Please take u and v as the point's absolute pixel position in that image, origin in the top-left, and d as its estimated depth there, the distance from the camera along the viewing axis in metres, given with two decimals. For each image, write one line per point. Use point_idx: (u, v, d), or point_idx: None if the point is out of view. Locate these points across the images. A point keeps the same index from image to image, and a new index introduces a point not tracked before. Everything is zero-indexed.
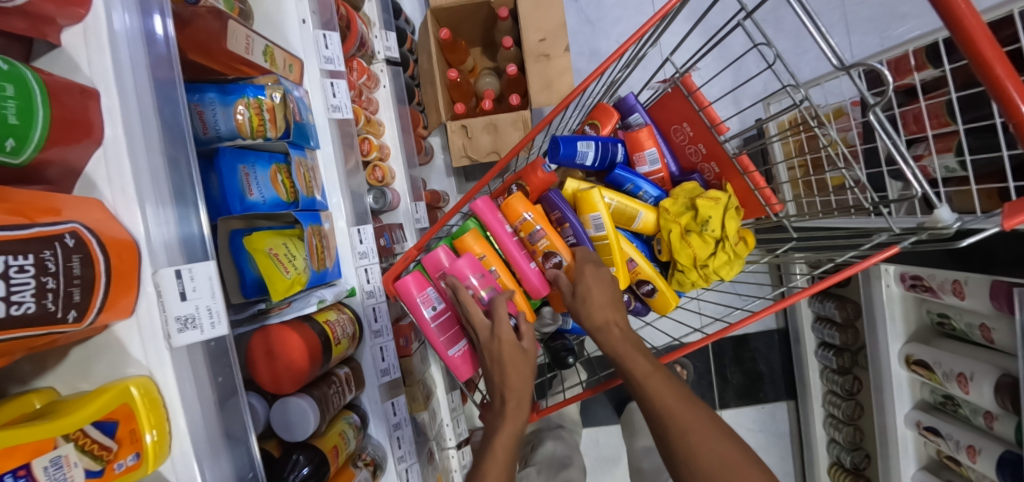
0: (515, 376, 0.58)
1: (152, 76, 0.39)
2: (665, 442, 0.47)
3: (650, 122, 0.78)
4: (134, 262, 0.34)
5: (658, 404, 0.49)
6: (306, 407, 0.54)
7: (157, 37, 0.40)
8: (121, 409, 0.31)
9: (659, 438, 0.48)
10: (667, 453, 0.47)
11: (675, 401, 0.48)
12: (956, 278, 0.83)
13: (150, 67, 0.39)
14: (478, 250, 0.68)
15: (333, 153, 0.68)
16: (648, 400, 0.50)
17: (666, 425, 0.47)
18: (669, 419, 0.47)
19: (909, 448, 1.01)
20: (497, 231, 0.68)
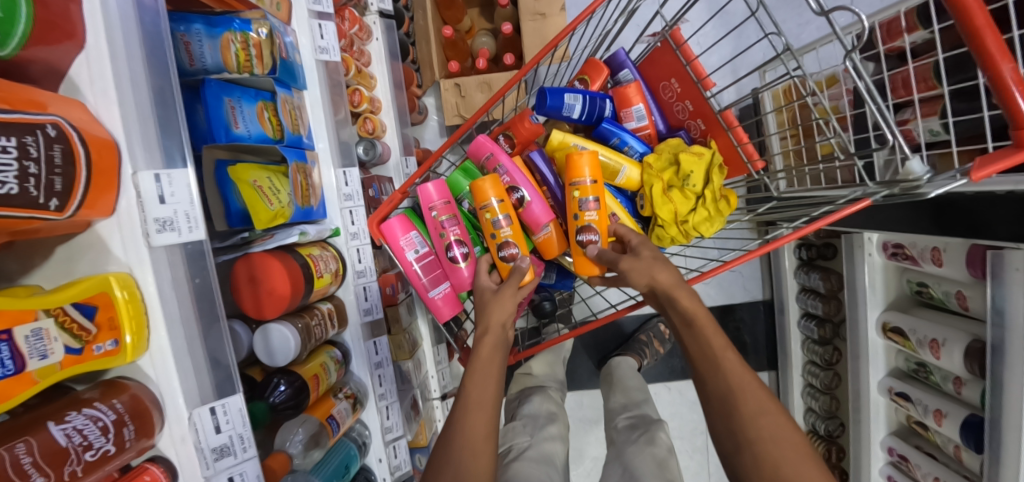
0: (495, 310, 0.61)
1: None
2: (731, 415, 0.47)
3: (639, 78, 0.78)
4: (115, 163, 0.35)
5: (732, 379, 0.49)
6: (287, 335, 0.56)
7: None
8: (100, 297, 0.33)
9: (723, 411, 0.48)
10: (728, 426, 0.47)
11: (750, 381, 0.49)
12: (936, 246, 0.84)
13: None
14: (491, 194, 0.68)
15: (320, 95, 0.69)
16: (719, 372, 0.50)
17: (738, 401, 0.47)
18: (739, 396, 0.47)
19: (881, 414, 1.04)
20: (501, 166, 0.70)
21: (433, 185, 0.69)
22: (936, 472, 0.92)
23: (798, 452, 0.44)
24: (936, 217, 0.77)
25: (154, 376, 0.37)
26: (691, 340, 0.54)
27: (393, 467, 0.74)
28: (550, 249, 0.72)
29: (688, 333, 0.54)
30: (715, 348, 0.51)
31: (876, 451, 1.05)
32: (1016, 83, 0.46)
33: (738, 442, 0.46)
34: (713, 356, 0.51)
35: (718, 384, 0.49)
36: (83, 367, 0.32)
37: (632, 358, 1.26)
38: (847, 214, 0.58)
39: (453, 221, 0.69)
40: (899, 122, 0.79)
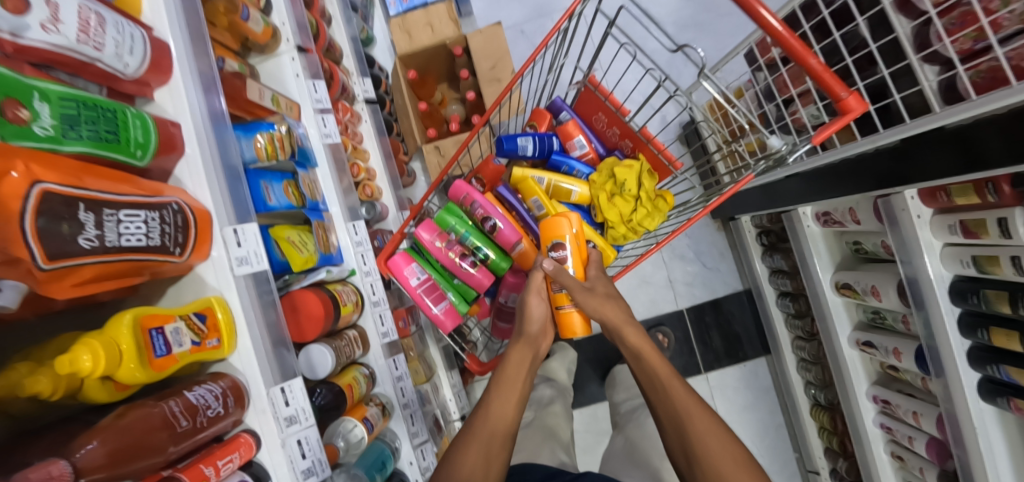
0: (515, 353, 0.73)
1: (211, 108, 0.61)
2: (683, 438, 0.60)
3: (575, 116, 0.98)
4: (209, 223, 0.53)
5: (680, 406, 0.62)
6: (324, 351, 0.71)
7: (217, 104, 0.62)
8: (208, 309, 0.50)
9: (678, 432, 0.61)
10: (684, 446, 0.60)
11: (697, 409, 0.61)
12: (852, 207, 0.99)
13: (210, 103, 0.61)
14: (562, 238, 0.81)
15: (328, 170, 0.88)
16: (670, 402, 0.63)
17: (686, 423, 0.60)
18: (690, 423, 0.60)
19: (859, 367, 1.13)
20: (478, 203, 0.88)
21: (423, 226, 0.89)
22: (910, 407, 1.01)
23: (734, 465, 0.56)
24: (851, 172, 0.86)
25: (241, 367, 0.53)
26: (642, 373, 0.67)
27: (423, 468, 0.85)
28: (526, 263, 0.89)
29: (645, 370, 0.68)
30: (663, 379, 0.64)
31: (865, 402, 1.13)
32: (824, 71, 0.64)
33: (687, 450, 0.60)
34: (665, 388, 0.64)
35: (669, 411, 0.63)
36: (201, 355, 0.47)
37: None
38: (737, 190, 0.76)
39: (451, 243, 0.89)
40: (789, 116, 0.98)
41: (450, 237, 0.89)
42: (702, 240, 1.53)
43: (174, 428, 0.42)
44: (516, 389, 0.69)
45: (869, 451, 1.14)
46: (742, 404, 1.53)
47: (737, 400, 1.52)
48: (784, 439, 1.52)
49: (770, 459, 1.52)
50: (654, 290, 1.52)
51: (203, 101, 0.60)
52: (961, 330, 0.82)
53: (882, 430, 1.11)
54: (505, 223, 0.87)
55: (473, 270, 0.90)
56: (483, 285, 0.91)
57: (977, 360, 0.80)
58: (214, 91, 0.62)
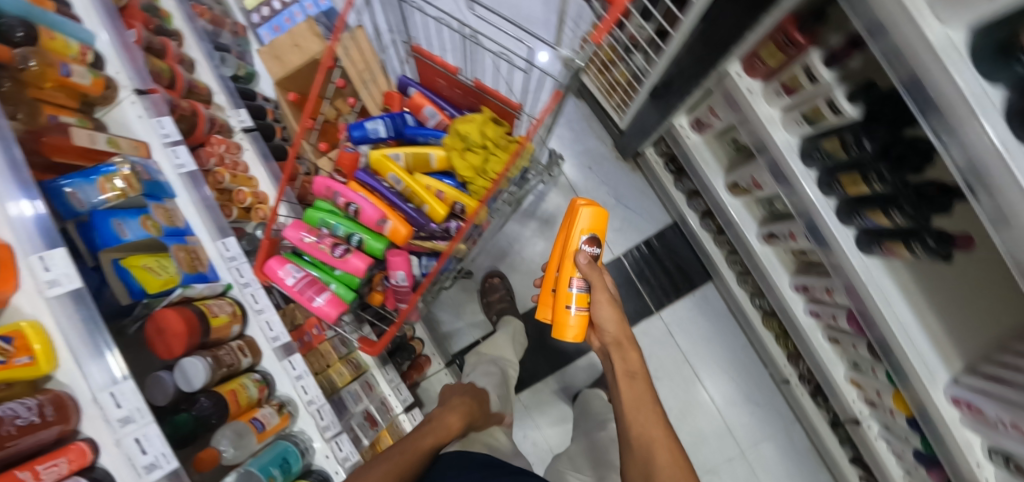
0: (448, 420, 0.89)
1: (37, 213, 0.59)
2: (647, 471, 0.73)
3: (421, 88, 0.99)
4: (9, 255, 0.55)
5: (649, 434, 0.77)
6: (194, 362, 0.74)
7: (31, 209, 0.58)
8: (13, 331, 0.53)
9: (643, 462, 0.75)
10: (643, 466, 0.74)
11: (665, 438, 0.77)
12: (710, 104, 0.99)
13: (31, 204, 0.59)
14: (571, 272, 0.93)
15: (188, 196, 0.92)
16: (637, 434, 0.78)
17: (655, 453, 0.75)
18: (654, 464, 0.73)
19: (776, 262, 1.13)
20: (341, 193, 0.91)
21: (289, 227, 0.91)
22: (821, 284, 1.00)
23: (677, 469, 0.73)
24: (694, 59, 0.83)
25: (68, 381, 0.57)
26: (629, 390, 0.82)
27: (342, 459, 0.85)
28: (399, 239, 0.92)
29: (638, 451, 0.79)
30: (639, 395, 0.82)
31: (790, 295, 1.12)
32: None
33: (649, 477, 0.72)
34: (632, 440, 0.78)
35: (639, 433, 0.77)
36: (7, 372, 0.51)
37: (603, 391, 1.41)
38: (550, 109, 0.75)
39: (321, 235, 0.91)
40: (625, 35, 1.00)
41: (321, 231, 0.92)
42: (620, 184, 1.54)
43: None
44: (407, 458, 0.78)
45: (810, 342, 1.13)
46: (702, 333, 1.52)
47: (696, 331, 1.51)
48: (752, 358, 1.51)
49: (744, 380, 1.51)
50: None
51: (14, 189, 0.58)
52: (823, 191, 0.81)
53: (814, 317, 1.09)
54: (368, 206, 0.90)
55: (348, 257, 0.91)
56: (362, 270, 0.91)
57: (844, 213, 0.79)
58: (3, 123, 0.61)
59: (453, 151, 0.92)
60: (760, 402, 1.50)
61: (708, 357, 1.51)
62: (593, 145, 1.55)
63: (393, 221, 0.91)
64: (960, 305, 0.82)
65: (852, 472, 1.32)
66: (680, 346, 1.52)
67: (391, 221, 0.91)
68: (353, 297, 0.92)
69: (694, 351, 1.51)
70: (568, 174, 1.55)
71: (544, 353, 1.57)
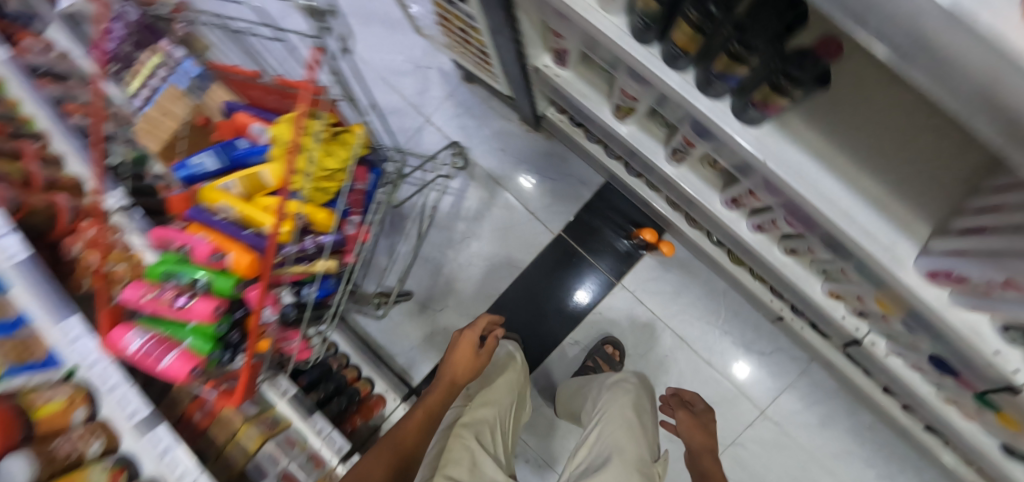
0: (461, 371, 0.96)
1: None
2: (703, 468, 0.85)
3: (242, 108, 0.92)
4: None
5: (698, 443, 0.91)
6: (21, 461, 0.67)
7: None
8: None
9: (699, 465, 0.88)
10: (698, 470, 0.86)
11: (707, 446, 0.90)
12: (550, 30, 0.87)
13: None
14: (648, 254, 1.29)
15: (25, 284, 0.84)
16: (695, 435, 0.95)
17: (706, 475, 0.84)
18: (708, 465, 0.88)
19: (695, 181, 0.94)
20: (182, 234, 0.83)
21: (127, 288, 0.82)
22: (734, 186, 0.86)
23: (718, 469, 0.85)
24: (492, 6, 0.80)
25: None
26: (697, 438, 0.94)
27: None
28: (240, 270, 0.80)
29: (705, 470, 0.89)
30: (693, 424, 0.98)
31: (724, 212, 0.94)
32: None
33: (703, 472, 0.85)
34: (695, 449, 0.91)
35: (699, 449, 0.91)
36: None
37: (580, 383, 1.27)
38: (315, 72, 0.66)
39: (161, 288, 0.82)
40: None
41: (160, 284, 0.82)
42: (536, 156, 1.41)
43: None
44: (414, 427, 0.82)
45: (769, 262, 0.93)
46: (675, 291, 1.34)
47: (666, 289, 1.34)
48: (741, 302, 1.32)
49: (738, 328, 1.32)
50: (519, 230, 1.40)
51: None
52: (672, 65, 0.66)
53: (759, 232, 0.91)
54: (202, 244, 0.81)
55: (197, 302, 0.80)
56: (209, 314, 0.80)
57: (705, 85, 0.64)
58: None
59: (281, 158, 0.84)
60: (763, 347, 1.30)
61: (687, 314, 1.33)
62: (499, 125, 1.44)
63: (233, 247, 0.81)
64: (854, 131, 0.61)
65: (888, 405, 1.10)
66: (653, 310, 1.35)
67: (230, 249, 0.81)
68: (205, 348, 0.81)
69: (670, 312, 1.34)
70: (483, 162, 1.43)
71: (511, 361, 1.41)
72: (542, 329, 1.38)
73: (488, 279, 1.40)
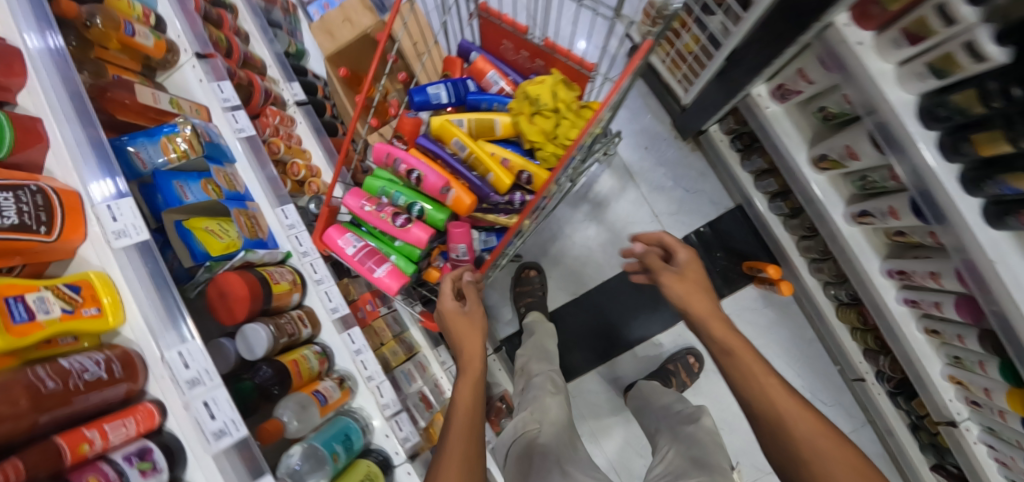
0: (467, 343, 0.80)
1: (139, 246, 0.55)
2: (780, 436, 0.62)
3: (483, 52, 0.95)
4: (79, 204, 0.53)
5: (782, 408, 0.63)
6: (259, 329, 0.71)
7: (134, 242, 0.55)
8: (82, 281, 0.50)
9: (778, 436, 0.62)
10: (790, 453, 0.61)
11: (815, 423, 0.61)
12: (800, 69, 0.91)
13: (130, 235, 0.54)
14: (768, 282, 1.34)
15: (248, 162, 0.88)
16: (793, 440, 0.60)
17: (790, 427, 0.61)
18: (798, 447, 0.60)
19: (864, 245, 1.04)
20: (411, 159, 0.86)
21: (351, 193, 0.89)
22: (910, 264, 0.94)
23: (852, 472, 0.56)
24: (765, 39, 0.87)
25: (134, 337, 0.53)
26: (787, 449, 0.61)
27: (401, 439, 0.80)
28: (460, 204, 0.86)
29: (732, 361, 0.70)
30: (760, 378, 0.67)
31: (880, 280, 1.04)
32: None
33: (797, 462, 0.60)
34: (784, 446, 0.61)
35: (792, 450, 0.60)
36: (76, 323, 0.47)
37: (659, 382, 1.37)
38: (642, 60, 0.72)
39: (382, 204, 0.88)
40: None
41: (379, 199, 0.88)
42: (677, 165, 1.48)
43: (41, 389, 0.41)
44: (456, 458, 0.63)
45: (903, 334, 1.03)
46: (764, 326, 1.45)
47: (759, 321, 1.45)
48: (820, 352, 1.43)
49: (810, 376, 1.43)
50: (639, 230, 1.48)
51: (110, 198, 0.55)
52: (945, 155, 0.71)
53: (907, 306, 1.01)
54: (432, 174, 0.85)
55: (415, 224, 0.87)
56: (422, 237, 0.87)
57: (972, 181, 0.68)
58: (69, 71, 0.59)
59: (521, 111, 0.86)
60: (826, 398, 1.42)
61: (768, 349, 1.45)
62: (650, 124, 1.48)
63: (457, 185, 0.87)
64: None
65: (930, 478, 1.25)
66: (738, 337, 1.46)
67: (456, 186, 0.86)
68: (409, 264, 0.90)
69: (753, 343, 1.45)
70: (624, 155, 1.48)
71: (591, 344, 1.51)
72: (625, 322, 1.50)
73: (597, 266, 1.49)
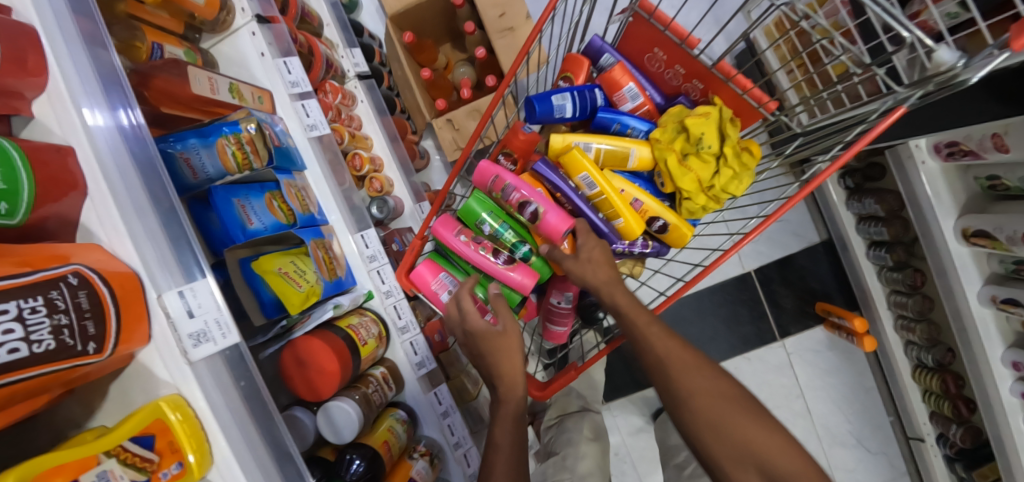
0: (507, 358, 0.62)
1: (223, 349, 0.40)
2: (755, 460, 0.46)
3: (621, 58, 0.76)
4: (138, 291, 0.36)
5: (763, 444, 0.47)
6: (348, 408, 0.57)
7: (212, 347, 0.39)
8: (155, 424, 0.34)
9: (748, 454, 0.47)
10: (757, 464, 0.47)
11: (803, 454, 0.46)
12: (996, 131, 0.77)
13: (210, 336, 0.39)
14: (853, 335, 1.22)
15: (321, 170, 0.71)
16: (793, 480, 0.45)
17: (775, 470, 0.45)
18: None
19: (993, 329, 0.95)
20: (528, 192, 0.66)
21: (440, 221, 0.71)
22: None
23: None
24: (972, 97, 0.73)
25: None
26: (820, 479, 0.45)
27: None
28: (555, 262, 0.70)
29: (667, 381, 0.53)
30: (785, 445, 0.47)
31: (999, 367, 0.95)
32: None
33: None
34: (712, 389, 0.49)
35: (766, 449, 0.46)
36: None
37: None
38: (884, 128, 0.58)
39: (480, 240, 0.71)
40: (866, 35, 0.81)
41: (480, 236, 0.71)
42: None
43: None
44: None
45: (1003, 423, 0.98)
46: (824, 370, 1.36)
47: (821, 365, 1.36)
48: (877, 403, 1.36)
49: (863, 426, 1.36)
50: None
51: (176, 278, 0.39)
52: None
53: (1021, 400, 0.94)
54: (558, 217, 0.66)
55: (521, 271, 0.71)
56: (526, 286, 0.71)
57: None
58: (117, 84, 0.42)
59: (670, 147, 0.69)
60: (874, 448, 1.36)
61: (825, 393, 1.36)
62: None
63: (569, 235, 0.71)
64: None
65: None
66: (797, 378, 1.36)
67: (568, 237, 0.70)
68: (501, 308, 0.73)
69: (811, 385, 1.36)
70: None
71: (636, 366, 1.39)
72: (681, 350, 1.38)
73: None
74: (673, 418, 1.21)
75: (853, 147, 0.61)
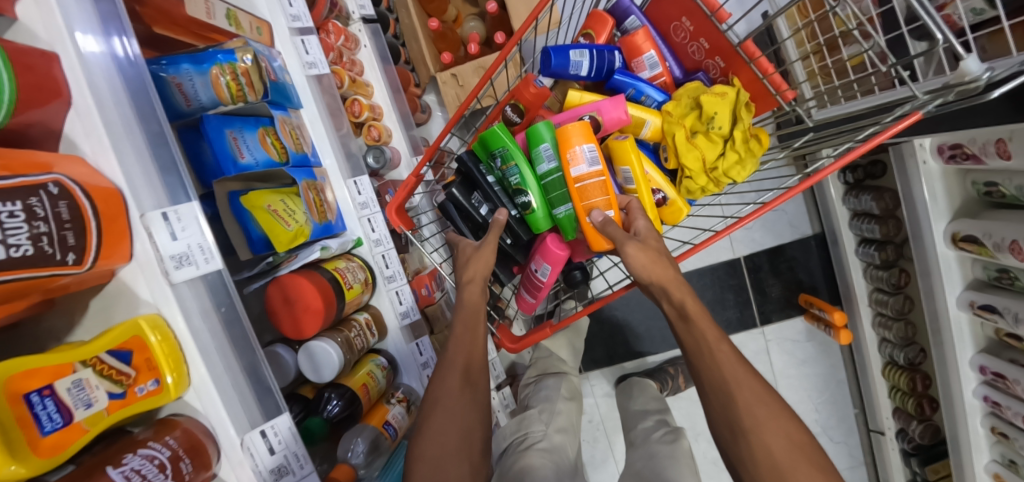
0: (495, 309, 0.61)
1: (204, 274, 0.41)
2: (736, 430, 0.45)
3: (647, 23, 0.73)
4: (121, 208, 0.36)
5: (728, 374, 0.47)
6: (330, 350, 0.57)
7: (193, 271, 0.39)
8: (134, 341, 0.34)
9: (722, 408, 0.47)
10: (727, 427, 0.46)
11: (782, 412, 0.45)
12: (1001, 137, 0.75)
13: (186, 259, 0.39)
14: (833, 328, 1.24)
15: (317, 110, 0.69)
16: (748, 441, 0.44)
17: (734, 397, 0.46)
18: (754, 465, 0.43)
19: (965, 332, 0.97)
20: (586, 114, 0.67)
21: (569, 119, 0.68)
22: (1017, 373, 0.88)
23: (797, 452, 0.43)
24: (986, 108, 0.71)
25: (201, 408, 0.39)
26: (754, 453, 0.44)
27: None
28: (598, 240, 0.63)
29: (684, 331, 0.52)
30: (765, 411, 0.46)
31: (966, 370, 0.98)
32: None
33: (739, 437, 0.44)
34: (715, 376, 0.47)
35: (714, 380, 0.47)
36: (130, 409, 0.33)
37: (653, 381, 1.28)
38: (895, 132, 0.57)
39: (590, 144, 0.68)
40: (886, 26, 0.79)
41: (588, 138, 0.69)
42: None
43: None
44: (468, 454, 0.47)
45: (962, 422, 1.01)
46: (800, 360, 1.40)
47: (797, 354, 1.39)
48: (845, 395, 1.40)
49: (828, 415, 1.41)
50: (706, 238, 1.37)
51: (162, 202, 0.39)
52: None
53: (983, 402, 0.97)
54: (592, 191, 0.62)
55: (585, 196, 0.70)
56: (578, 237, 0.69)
57: None
58: (119, 24, 0.40)
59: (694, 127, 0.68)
60: (835, 437, 1.42)
61: (796, 381, 1.40)
62: None
63: (616, 210, 0.63)
64: None
65: None
66: (772, 365, 1.40)
67: (615, 212, 0.63)
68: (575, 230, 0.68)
69: (784, 373, 1.40)
70: None
71: (620, 341, 1.41)
72: (663, 328, 1.41)
73: None
74: (639, 385, 1.24)
75: (863, 147, 0.60)
